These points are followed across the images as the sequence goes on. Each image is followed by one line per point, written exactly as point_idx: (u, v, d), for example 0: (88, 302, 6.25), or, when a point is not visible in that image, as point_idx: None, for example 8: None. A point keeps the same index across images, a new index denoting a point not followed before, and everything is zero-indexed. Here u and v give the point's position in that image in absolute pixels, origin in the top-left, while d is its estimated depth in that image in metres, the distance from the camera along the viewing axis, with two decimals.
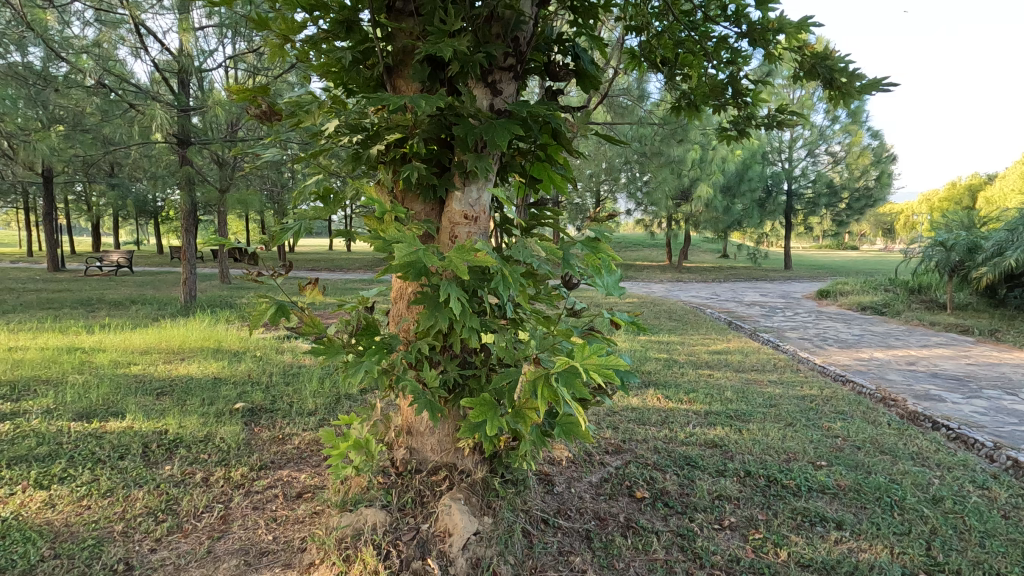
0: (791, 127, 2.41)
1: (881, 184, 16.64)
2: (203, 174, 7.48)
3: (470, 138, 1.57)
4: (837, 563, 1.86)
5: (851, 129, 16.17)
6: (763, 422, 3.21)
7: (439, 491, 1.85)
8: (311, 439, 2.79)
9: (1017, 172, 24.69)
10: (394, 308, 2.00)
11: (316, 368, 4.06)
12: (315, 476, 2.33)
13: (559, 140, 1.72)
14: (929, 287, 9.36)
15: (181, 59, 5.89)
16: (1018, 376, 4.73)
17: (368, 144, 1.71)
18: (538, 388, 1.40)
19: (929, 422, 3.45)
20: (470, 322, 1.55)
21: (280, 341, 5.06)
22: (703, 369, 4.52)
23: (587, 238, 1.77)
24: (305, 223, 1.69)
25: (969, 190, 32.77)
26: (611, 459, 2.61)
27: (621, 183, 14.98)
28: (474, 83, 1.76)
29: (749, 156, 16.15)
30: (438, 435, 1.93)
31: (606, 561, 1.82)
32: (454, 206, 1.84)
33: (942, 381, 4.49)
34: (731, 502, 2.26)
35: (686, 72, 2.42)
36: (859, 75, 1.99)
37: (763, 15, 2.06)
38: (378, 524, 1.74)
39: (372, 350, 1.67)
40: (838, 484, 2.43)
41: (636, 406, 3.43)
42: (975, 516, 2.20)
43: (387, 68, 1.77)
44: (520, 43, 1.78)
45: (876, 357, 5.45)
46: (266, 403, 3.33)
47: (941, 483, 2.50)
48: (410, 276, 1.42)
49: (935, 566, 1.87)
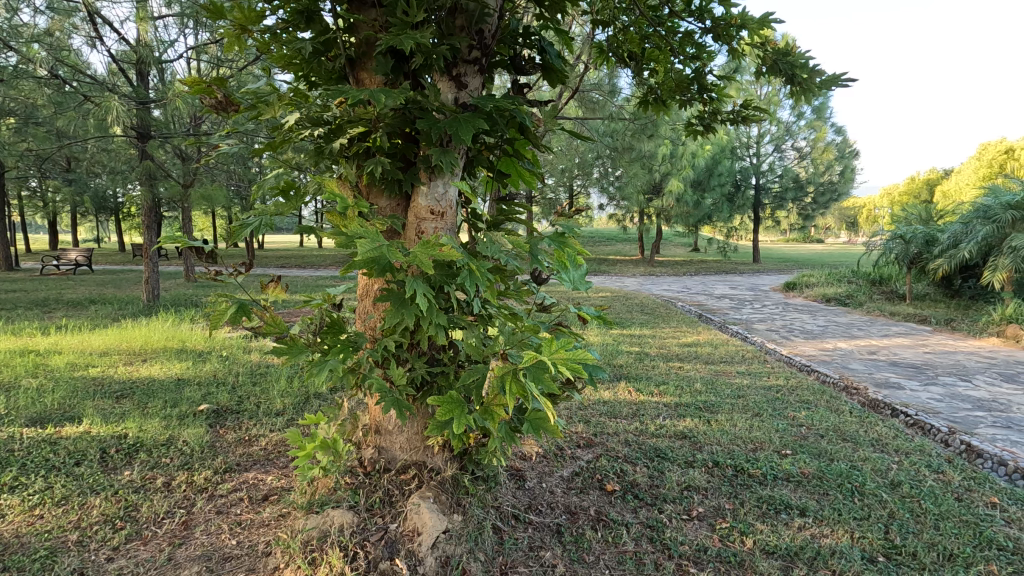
0: (756, 121, 2.44)
1: (844, 178, 17.19)
2: (166, 169, 7.24)
3: (434, 132, 1.54)
4: (801, 549, 1.91)
5: (815, 125, 16.59)
6: (732, 413, 3.27)
7: (408, 490, 1.84)
8: (278, 439, 2.74)
9: (970, 168, 25.70)
10: (361, 306, 1.95)
11: (283, 368, 3.98)
12: (282, 478, 2.28)
13: (526, 135, 1.70)
14: (890, 279, 9.67)
15: (139, 49, 5.67)
16: (972, 364, 4.92)
17: (331, 138, 1.67)
18: (506, 382, 1.40)
19: (889, 409, 3.57)
20: (437, 319, 1.53)
21: (247, 339, 4.94)
22: (674, 361, 4.58)
23: (555, 233, 1.74)
24: (265, 219, 1.64)
25: (927, 185, 34.01)
26: (583, 452, 2.63)
27: (594, 178, 15.08)
28: (439, 77, 1.73)
29: (718, 151, 16.44)
30: (407, 433, 1.92)
31: (577, 555, 1.82)
32: (420, 201, 1.81)
33: (900, 369, 4.65)
34: (699, 492, 2.30)
35: (653, 67, 2.44)
36: (819, 71, 2.04)
37: (725, 10, 2.08)
38: (346, 525, 1.71)
39: (337, 349, 1.64)
40: (802, 471, 2.49)
41: (607, 399, 3.46)
42: (930, 499, 2.28)
43: (349, 60, 1.75)
44: (485, 36, 1.76)
45: (839, 347, 5.61)
46: (232, 404, 3.25)
47: (899, 468, 2.58)
48: (374, 273, 1.41)
49: (893, 549, 1.93)
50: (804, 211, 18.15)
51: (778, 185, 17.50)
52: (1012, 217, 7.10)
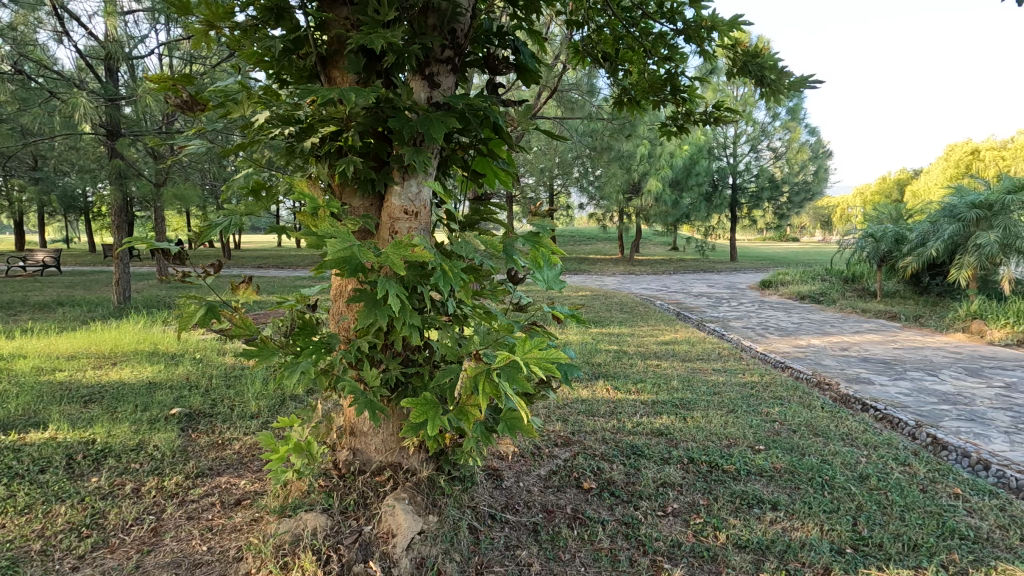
0: (728, 122, 2.49)
1: (817, 178, 17.54)
2: (137, 168, 7.07)
3: (406, 131, 1.54)
4: (772, 543, 1.94)
5: (789, 125, 16.91)
6: (707, 409, 3.32)
7: (382, 492, 1.83)
8: (252, 443, 2.70)
9: (938, 168, 26.43)
10: (334, 307, 1.93)
11: (258, 370, 3.91)
12: (256, 482, 2.25)
13: (500, 135, 1.70)
14: (862, 276, 9.90)
15: (108, 45, 5.53)
16: (939, 359, 5.07)
17: (302, 137, 1.65)
18: (480, 383, 1.40)
19: (859, 404, 3.66)
20: (410, 319, 1.53)
21: (221, 341, 4.85)
22: (651, 359, 4.62)
23: (529, 233, 1.75)
24: (235, 219, 1.62)
25: (897, 184, 34.89)
26: (560, 451, 2.64)
27: (574, 177, 15.16)
28: (412, 76, 1.72)
29: (695, 151, 16.64)
30: (382, 434, 1.91)
31: (552, 553, 1.83)
32: (394, 201, 1.80)
33: (871, 365, 4.76)
34: (674, 488, 2.33)
35: (627, 67, 2.46)
36: (788, 72, 2.10)
37: (696, 12, 2.11)
38: (319, 528, 1.70)
39: (310, 350, 1.63)
40: (774, 466, 2.54)
41: (585, 398, 3.48)
42: (897, 491, 2.34)
43: (320, 58, 1.73)
44: (458, 35, 1.75)
45: (812, 343, 5.73)
46: (205, 408, 3.19)
47: (867, 462, 2.65)
48: (344, 274, 1.40)
49: (860, 540, 1.97)
50: (779, 211, 18.47)
51: (754, 185, 17.80)
52: (976, 215, 7.32)
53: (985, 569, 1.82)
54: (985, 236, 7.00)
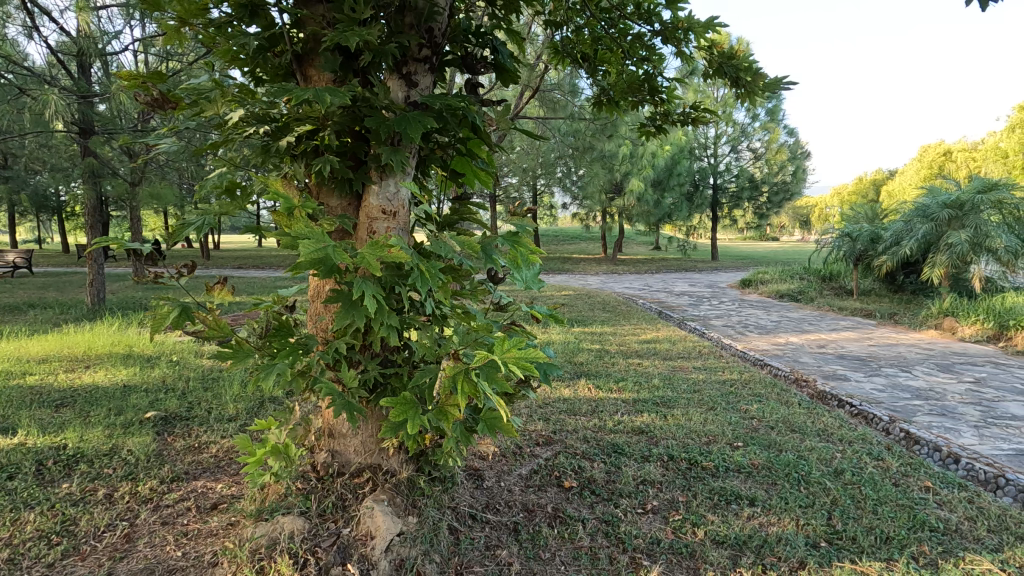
0: (705, 122, 2.53)
1: (796, 179, 17.81)
2: (111, 166, 6.92)
3: (382, 130, 1.52)
4: (749, 538, 1.97)
5: (768, 126, 17.16)
6: (687, 407, 3.36)
7: (361, 493, 1.82)
8: (229, 446, 2.66)
9: (913, 168, 27.02)
10: (312, 308, 1.91)
11: (237, 371, 3.86)
12: (233, 485, 2.22)
13: (479, 135, 1.70)
14: (839, 275, 10.08)
15: (80, 41, 5.40)
16: (912, 355, 5.18)
17: (278, 136, 1.63)
18: (458, 383, 1.40)
19: (836, 400, 3.73)
20: (388, 320, 1.51)
21: (199, 343, 4.78)
22: (633, 358, 4.66)
23: (508, 232, 1.75)
24: (209, 219, 1.59)
25: (874, 185, 35.62)
26: (541, 450, 2.65)
27: (557, 177, 15.20)
28: (389, 75, 1.72)
29: (677, 151, 16.80)
30: (361, 436, 1.90)
31: (532, 552, 1.84)
32: (372, 200, 1.79)
33: (847, 362, 4.86)
34: (654, 486, 2.35)
35: (606, 68, 2.48)
36: (762, 74, 2.13)
37: (672, 14, 2.13)
38: (296, 531, 1.68)
39: (286, 352, 1.61)
40: (752, 463, 2.57)
41: (566, 397, 3.49)
42: (870, 485, 2.39)
43: (297, 57, 1.71)
44: (435, 34, 1.75)
45: (790, 341, 5.81)
46: (181, 411, 3.13)
47: (843, 457, 2.70)
48: (319, 274, 1.39)
49: (834, 534, 2.01)
50: (759, 210, 18.72)
51: (734, 185, 18.04)
52: (948, 215, 7.49)
53: (953, 560, 1.87)
54: (956, 236, 7.17)
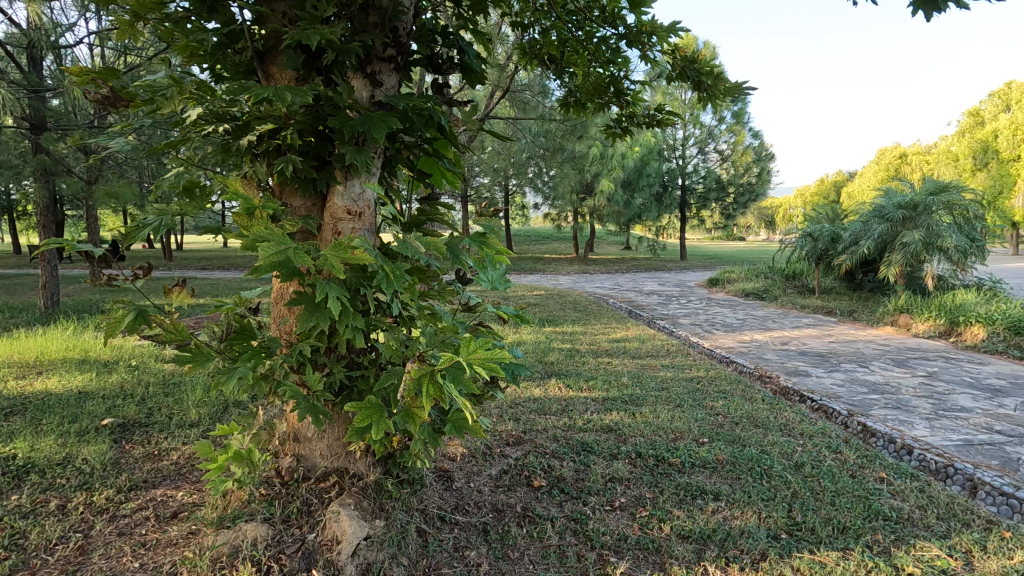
0: (670, 124, 2.58)
1: (761, 180, 18.27)
2: (64, 164, 6.64)
3: (346, 130, 1.51)
4: (713, 532, 2.01)
5: (734, 128, 17.55)
6: (655, 405, 3.41)
7: (327, 498, 1.79)
8: (190, 453, 2.59)
9: (871, 170, 28.02)
10: (275, 309, 1.87)
11: (199, 375, 3.75)
12: (194, 493, 2.16)
13: (445, 135, 1.69)
14: (801, 274, 10.39)
15: (29, 32, 5.15)
16: (869, 351, 5.38)
17: (238, 135, 1.60)
18: (424, 385, 1.40)
19: (797, 395, 3.84)
20: (352, 321, 1.50)
21: (159, 347, 4.63)
22: (603, 357, 4.71)
23: (475, 233, 1.75)
24: (166, 219, 1.55)
25: (835, 186, 36.82)
26: (511, 450, 2.65)
27: (528, 177, 15.24)
28: (353, 74, 1.70)
29: (646, 152, 17.03)
30: (327, 439, 1.88)
31: (501, 552, 1.84)
32: (336, 201, 1.78)
33: (808, 358, 5.01)
34: (622, 483, 2.38)
35: (573, 70, 2.51)
36: (722, 78, 2.20)
37: (636, 18, 2.17)
38: (259, 538, 1.65)
39: (248, 355, 1.57)
40: (717, 458, 2.63)
41: (536, 396, 3.51)
42: (828, 477, 2.47)
43: (258, 54, 1.67)
44: (400, 33, 1.74)
45: (755, 338, 5.96)
46: (140, 417, 3.03)
47: (803, 451, 2.78)
48: (280, 276, 1.36)
49: (794, 525, 2.08)
50: (726, 211, 19.15)
51: (701, 186, 18.42)
52: (902, 215, 7.80)
53: (905, 547, 1.95)
54: (910, 235, 7.46)
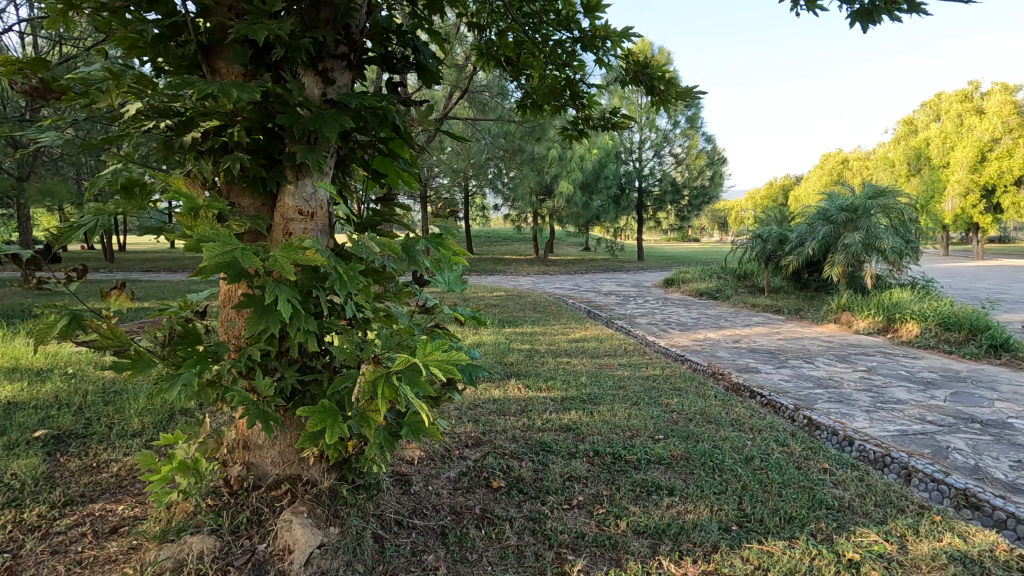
0: (624, 127, 2.63)
1: (714, 183, 18.83)
2: None
3: (296, 129, 1.47)
4: (667, 526, 2.06)
5: (688, 133, 18.05)
6: (612, 403, 3.47)
7: (279, 507, 1.74)
8: (133, 464, 2.47)
9: (816, 175, 29.33)
10: (223, 312, 1.81)
11: (143, 383, 3.58)
12: (136, 506, 2.06)
13: (402, 135, 1.66)
14: (752, 274, 10.77)
15: None
16: (814, 347, 5.63)
17: (182, 131, 1.53)
18: (379, 387, 1.36)
19: (748, 392, 3.98)
20: (304, 325, 1.46)
21: (98, 353, 4.39)
22: (562, 357, 4.76)
23: (432, 234, 1.72)
24: (103, 219, 1.48)
25: (782, 190, 38.36)
26: (470, 452, 2.64)
27: (488, 178, 15.23)
28: (304, 71, 1.66)
29: (604, 155, 17.30)
30: (279, 446, 1.83)
31: (459, 555, 1.83)
32: (287, 200, 1.74)
33: (758, 355, 5.20)
34: (580, 481, 2.41)
35: (529, 72, 2.54)
36: (673, 83, 2.26)
37: (591, 22, 2.21)
38: (206, 550, 1.59)
39: (193, 360, 1.51)
40: (671, 454, 2.70)
41: (495, 397, 3.51)
42: (776, 469, 2.57)
43: (202, 48, 1.61)
44: (352, 31, 1.71)
45: (708, 337, 6.15)
46: (77, 428, 2.87)
47: (753, 445, 2.88)
48: (227, 277, 1.32)
49: (744, 517, 2.15)
50: (681, 213, 19.66)
51: (658, 189, 18.87)
52: (844, 218, 8.20)
53: (845, 534, 2.05)
54: (851, 237, 7.85)
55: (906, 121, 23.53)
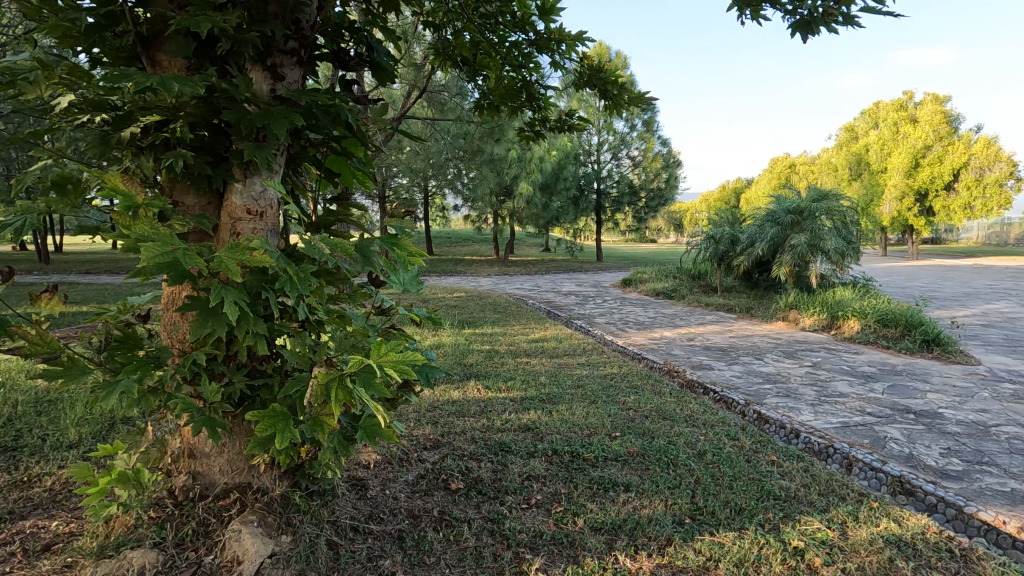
0: (580, 129, 2.67)
1: (669, 186, 19.29)
2: None
3: (243, 125, 1.41)
4: (623, 522, 2.10)
5: (645, 136, 18.46)
6: (571, 402, 3.51)
7: (227, 517, 1.69)
8: (68, 477, 2.33)
9: (765, 178, 30.51)
10: (166, 316, 1.73)
11: (80, 391, 3.39)
12: (71, 522, 1.94)
13: (355, 133, 1.63)
14: (705, 274, 11.11)
15: None
16: (763, 344, 5.85)
17: (120, 126, 1.46)
18: (332, 390, 1.34)
19: (701, 388, 4.09)
20: (253, 328, 1.41)
21: (29, 360, 4.12)
22: (522, 357, 4.77)
23: (387, 235, 1.69)
24: (32, 218, 1.38)
25: (734, 193, 39.70)
26: (429, 454, 2.62)
27: (448, 178, 15.15)
28: (251, 66, 1.61)
29: (563, 157, 17.48)
30: (228, 454, 1.76)
31: (417, 559, 1.81)
32: (235, 199, 1.68)
33: (711, 352, 5.37)
34: (538, 480, 2.42)
35: (486, 73, 2.54)
36: (626, 87, 2.31)
37: (546, 25, 2.24)
38: (148, 565, 1.51)
39: (133, 366, 1.44)
40: (628, 451, 2.75)
41: (455, 398, 3.49)
42: (727, 463, 2.66)
43: (142, 39, 1.53)
44: (303, 26, 1.66)
45: (664, 335, 6.29)
46: (5, 441, 2.68)
47: (705, 439, 2.97)
48: (169, 279, 1.26)
49: (696, 510, 2.21)
50: (638, 215, 20.06)
51: (615, 191, 19.19)
52: (791, 219, 8.56)
53: (791, 522, 2.14)
54: (797, 238, 8.20)
55: (847, 128, 24.76)
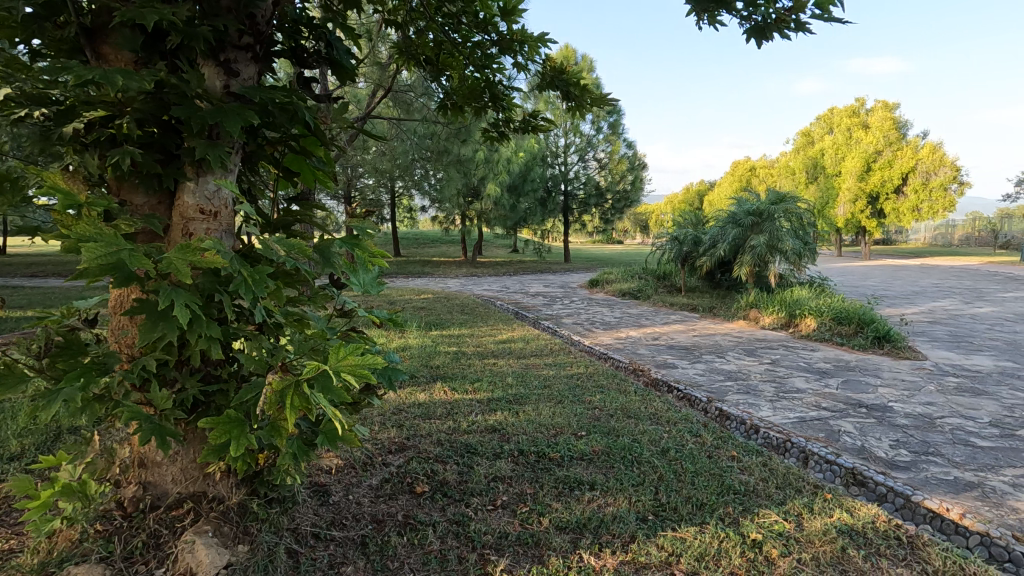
0: (544, 131, 2.68)
1: (635, 188, 19.59)
2: None
3: (194, 122, 1.37)
4: (587, 520, 2.11)
5: (611, 138, 18.69)
6: (537, 402, 3.52)
7: (180, 528, 1.63)
8: (7, 491, 2.20)
9: (727, 181, 31.31)
10: (113, 321, 1.66)
11: (23, 400, 3.22)
12: (10, 538, 1.84)
13: (314, 132, 1.60)
14: (670, 274, 11.32)
15: None
16: (725, 342, 6.00)
17: (61, 122, 1.39)
18: (288, 396, 1.30)
19: (665, 386, 4.17)
20: (206, 331, 1.37)
21: None
22: (489, 358, 4.77)
23: (346, 235, 1.66)
24: None
25: (697, 195, 40.59)
26: (394, 457, 2.59)
27: (415, 179, 15.02)
28: (203, 61, 1.56)
29: (530, 158, 17.56)
30: (181, 462, 1.71)
31: (380, 564, 1.78)
32: (187, 199, 1.63)
33: (675, 351, 5.47)
34: (504, 481, 2.42)
35: (450, 72, 2.53)
36: (588, 88, 2.34)
37: (509, 26, 2.24)
38: None
39: (76, 373, 1.37)
40: (593, 450, 2.77)
41: (421, 401, 3.46)
42: (689, 459, 2.71)
43: (85, 31, 1.47)
44: (257, 21, 1.62)
45: (630, 335, 6.38)
46: None
47: (668, 437, 3.02)
48: (114, 281, 1.21)
49: (659, 507, 2.24)
50: (604, 216, 20.29)
51: (582, 192, 19.37)
52: (751, 221, 8.79)
53: (750, 516, 2.19)
54: (757, 238, 8.43)
55: (804, 133, 25.63)
